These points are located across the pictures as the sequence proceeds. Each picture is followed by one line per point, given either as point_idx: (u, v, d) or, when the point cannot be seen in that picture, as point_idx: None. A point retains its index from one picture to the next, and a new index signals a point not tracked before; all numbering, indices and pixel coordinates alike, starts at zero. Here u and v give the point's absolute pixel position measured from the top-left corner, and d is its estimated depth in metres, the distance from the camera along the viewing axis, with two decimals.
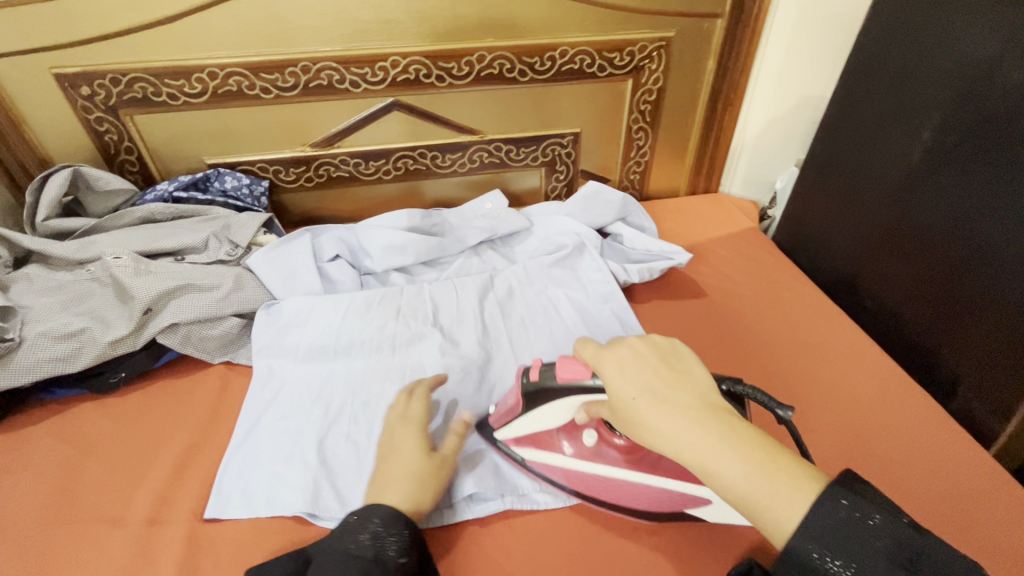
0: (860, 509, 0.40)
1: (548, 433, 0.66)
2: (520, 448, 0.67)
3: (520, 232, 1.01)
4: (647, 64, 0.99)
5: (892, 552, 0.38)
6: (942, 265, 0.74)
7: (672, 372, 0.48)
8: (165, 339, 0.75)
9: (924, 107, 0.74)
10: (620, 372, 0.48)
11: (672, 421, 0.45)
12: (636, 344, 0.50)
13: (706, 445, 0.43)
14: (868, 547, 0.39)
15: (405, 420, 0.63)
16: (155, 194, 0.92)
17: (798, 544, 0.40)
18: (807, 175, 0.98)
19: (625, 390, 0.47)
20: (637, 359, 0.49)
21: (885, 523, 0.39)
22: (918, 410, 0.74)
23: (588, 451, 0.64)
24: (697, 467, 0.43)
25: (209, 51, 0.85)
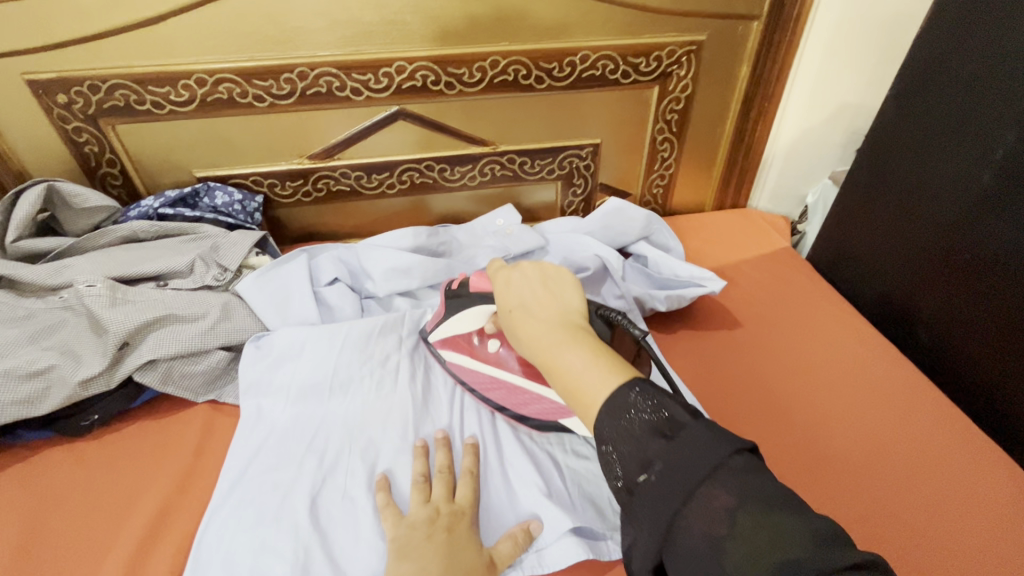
0: (649, 393, 0.40)
1: (461, 338, 0.69)
2: (443, 351, 0.72)
3: (534, 252, 0.93)
4: (675, 70, 0.91)
5: (665, 430, 0.38)
6: (1013, 300, 0.65)
7: (548, 294, 0.51)
8: (143, 377, 0.68)
9: (996, 121, 0.65)
10: (507, 290, 0.53)
11: (529, 324, 0.48)
12: (528, 269, 0.54)
13: (550, 342, 0.46)
14: (640, 421, 0.39)
15: (455, 509, 0.57)
16: (139, 211, 0.85)
17: (597, 424, 0.41)
18: (850, 191, 0.90)
19: (506, 304, 0.52)
20: (524, 280, 0.53)
21: (668, 405, 0.39)
22: (988, 463, 0.66)
23: (488, 354, 0.67)
24: (542, 360, 0.46)
25: (197, 55, 0.78)
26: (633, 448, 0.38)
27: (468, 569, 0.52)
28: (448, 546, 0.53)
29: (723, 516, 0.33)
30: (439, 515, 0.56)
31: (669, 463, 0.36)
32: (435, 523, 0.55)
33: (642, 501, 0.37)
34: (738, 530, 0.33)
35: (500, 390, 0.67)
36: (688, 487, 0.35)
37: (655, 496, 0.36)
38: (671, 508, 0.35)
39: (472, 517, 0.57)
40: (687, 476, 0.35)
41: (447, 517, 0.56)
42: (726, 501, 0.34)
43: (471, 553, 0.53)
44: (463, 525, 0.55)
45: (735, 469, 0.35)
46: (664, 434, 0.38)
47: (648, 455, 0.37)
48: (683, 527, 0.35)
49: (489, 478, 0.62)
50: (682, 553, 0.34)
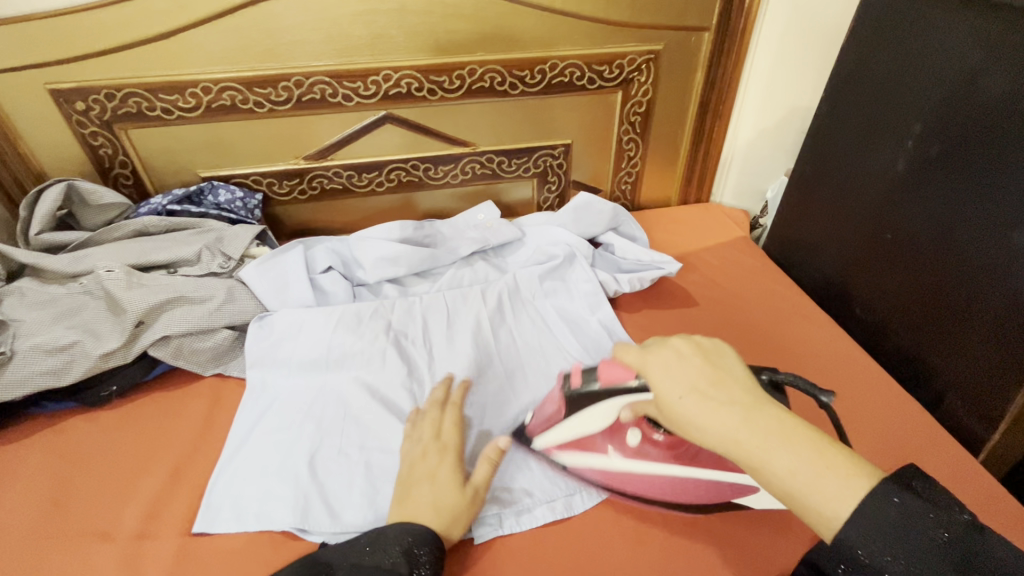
0: (913, 510, 0.42)
1: (593, 438, 0.67)
2: (563, 455, 0.68)
3: (512, 243, 1.02)
4: (637, 77, 1.01)
5: (959, 562, 0.40)
6: (928, 273, 0.74)
7: (715, 372, 0.49)
8: (156, 352, 0.75)
9: (907, 117, 0.75)
10: (668, 373, 0.50)
11: (722, 418, 0.46)
12: (679, 346, 0.52)
13: (754, 438, 0.44)
14: (922, 546, 0.41)
15: (440, 444, 0.64)
16: (149, 207, 0.92)
17: (852, 538, 0.42)
18: (796, 183, 0.99)
19: (673, 391, 0.49)
20: (683, 361, 0.50)
21: (945, 526, 0.41)
22: (907, 416, 0.74)
23: (634, 450, 0.65)
24: (749, 462, 0.45)
25: (203, 66, 0.87)
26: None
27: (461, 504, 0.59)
28: (432, 475, 0.61)
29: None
30: (435, 452, 0.63)
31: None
32: (426, 459, 0.62)
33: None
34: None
35: (648, 484, 0.64)
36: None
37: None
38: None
39: (457, 451, 0.63)
40: None
41: (433, 454, 0.63)
42: None
43: (456, 492, 0.59)
44: (449, 457, 0.62)
45: None
46: (956, 562, 0.40)
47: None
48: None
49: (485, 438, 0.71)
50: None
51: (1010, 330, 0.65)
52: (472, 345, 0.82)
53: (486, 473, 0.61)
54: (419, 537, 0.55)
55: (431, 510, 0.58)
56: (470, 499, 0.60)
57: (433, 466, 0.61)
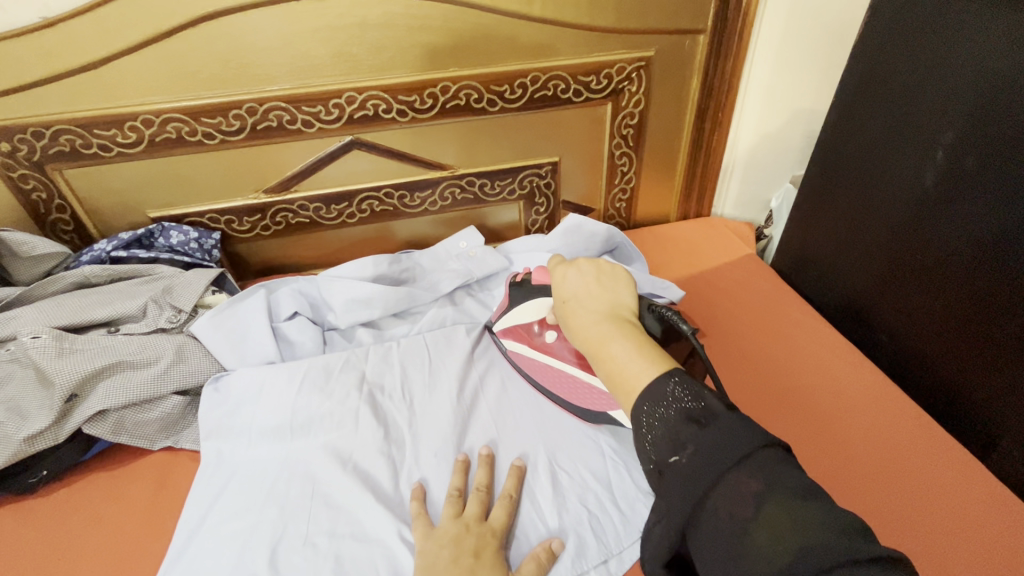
0: (690, 386, 0.43)
1: (524, 328, 0.73)
2: (506, 340, 0.76)
3: (498, 274, 0.93)
4: (627, 87, 0.92)
5: (698, 417, 0.41)
6: (966, 299, 0.66)
7: (601, 288, 0.56)
8: (93, 430, 0.66)
9: (935, 123, 0.66)
10: (562, 283, 0.58)
11: (580, 315, 0.54)
12: (583, 265, 0.59)
13: (598, 333, 0.51)
14: (679, 409, 0.42)
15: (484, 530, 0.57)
16: (91, 255, 0.83)
17: (635, 407, 0.44)
18: (807, 195, 0.90)
19: (561, 295, 0.57)
20: (578, 275, 0.58)
21: (705, 397, 0.42)
22: (954, 465, 0.65)
23: (547, 346, 0.69)
24: (592, 349, 0.51)
25: (142, 96, 0.77)
26: (668, 432, 0.41)
27: None
28: (475, 569, 0.53)
29: (750, 499, 0.36)
30: (468, 532, 0.56)
31: (701, 446, 0.39)
32: (462, 543, 0.55)
33: (672, 480, 0.39)
34: (764, 512, 0.35)
35: (557, 377, 0.69)
36: (717, 470, 0.37)
37: (683, 474, 0.38)
38: (702, 485, 0.38)
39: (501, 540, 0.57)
40: (717, 461, 0.38)
41: (474, 537, 0.56)
42: (754, 486, 0.36)
43: None
44: (491, 549, 0.55)
45: (769, 459, 0.37)
46: (697, 421, 0.41)
47: (681, 438, 0.40)
48: (713, 509, 0.37)
49: (539, 503, 0.62)
50: (708, 530, 0.37)
51: None
52: (455, 398, 0.72)
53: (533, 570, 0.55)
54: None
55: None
56: None
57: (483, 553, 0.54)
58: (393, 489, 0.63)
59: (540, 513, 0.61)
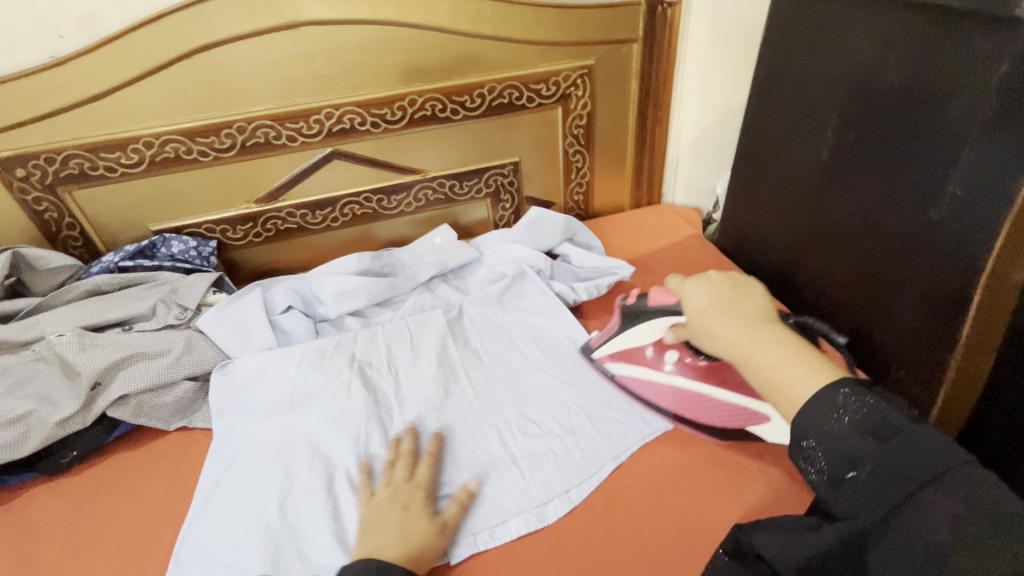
0: (863, 399, 0.46)
1: (639, 351, 0.77)
2: (612, 365, 0.79)
3: (471, 263, 1.03)
4: (574, 92, 1.04)
5: (877, 431, 0.45)
6: (862, 253, 0.77)
7: (737, 296, 0.60)
8: (116, 412, 0.74)
9: (823, 107, 0.79)
10: (695, 295, 0.62)
11: (722, 325, 0.57)
12: (714, 278, 0.63)
13: (747, 341, 0.54)
14: (852, 424, 0.46)
15: (414, 483, 0.64)
16: (101, 266, 0.92)
17: (798, 416, 0.48)
18: (736, 178, 1.02)
19: (697, 307, 0.60)
20: (711, 287, 0.62)
21: (883, 408, 0.45)
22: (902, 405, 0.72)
23: (667, 366, 0.75)
24: (738, 355, 0.54)
25: (144, 121, 0.87)
26: (842, 447, 0.46)
27: (420, 539, 0.58)
28: (405, 520, 0.60)
29: (946, 523, 0.40)
30: (409, 488, 0.63)
31: (883, 463, 0.44)
32: (395, 500, 0.62)
33: (850, 492, 0.45)
34: (963, 535, 0.39)
35: (684, 400, 0.73)
36: (907, 491, 0.42)
37: (868, 491, 0.44)
38: (888, 503, 0.43)
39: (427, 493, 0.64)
40: (907, 480, 0.42)
41: (405, 494, 0.63)
42: (950, 509, 0.40)
43: (424, 525, 0.60)
44: (417, 501, 0.62)
45: (969, 484, 0.41)
46: (875, 435, 0.45)
47: (858, 454, 0.45)
48: (901, 528, 0.42)
49: (506, 449, 0.71)
50: (894, 542, 0.42)
51: (934, 304, 0.68)
52: (435, 369, 0.82)
53: (456, 513, 0.63)
54: (389, 566, 0.54)
55: (399, 542, 0.57)
56: (433, 536, 0.59)
57: (412, 502, 0.62)
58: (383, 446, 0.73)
59: (462, 463, 0.70)
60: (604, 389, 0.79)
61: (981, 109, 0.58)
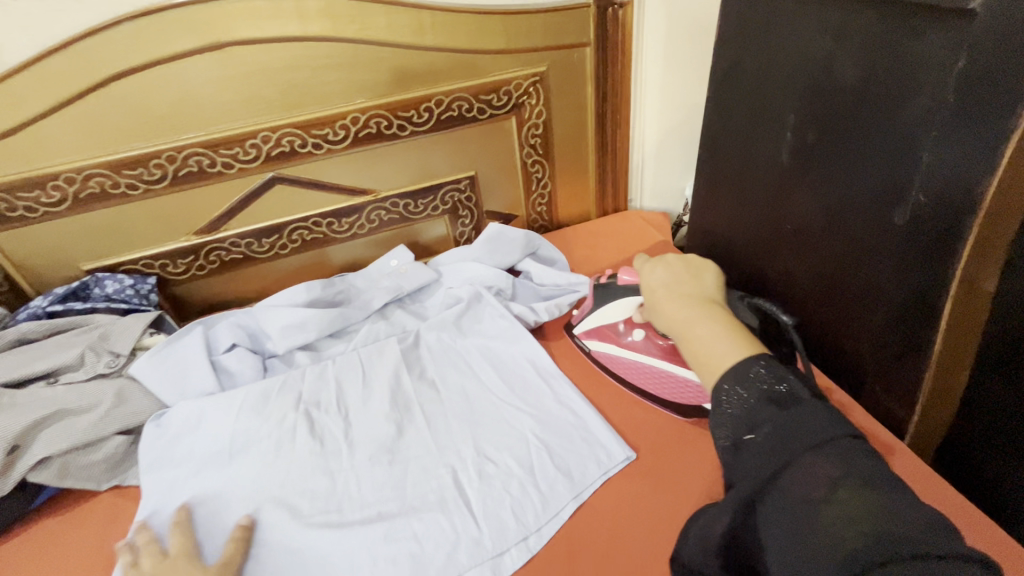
0: (775, 370, 0.47)
1: (610, 328, 0.80)
2: (588, 341, 0.83)
3: (428, 286, 0.98)
4: (527, 100, 1.00)
5: (780, 401, 0.44)
6: (828, 259, 0.73)
7: (690, 279, 0.62)
8: (37, 477, 0.68)
9: (780, 107, 0.75)
10: (653, 274, 0.64)
11: (672, 300, 0.59)
12: (672, 261, 0.65)
13: (687, 316, 0.56)
14: (759, 391, 0.45)
15: (167, 560, 0.60)
16: (28, 312, 0.86)
17: (716, 385, 0.48)
18: (701, 182, 0.97)
19: (651, 285, 0.62)
20: (670, 269, 0.63)
21: (790, 383, 0.45)
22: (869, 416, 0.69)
23: (635, 343, 0.77)
24: (677, 331, 0.56)
25: (63, 157, 0.81)
26: (747, 413, 0.45)
27: None
28: None
29: (823, 483, 0.38)
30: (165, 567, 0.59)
31: (778, 427, 0.42)
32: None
33: (745, 456, 0.43)
34: (836, 497, 0.37)
35: (646, 375, 0.76)
36: (793, 450, 0.41)
37: (761, 451, 0.42)
38: (774, 465, 0.41)
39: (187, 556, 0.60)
40: (796, 443, 0.41)
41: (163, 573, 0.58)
42: (830, 471, 0.39)
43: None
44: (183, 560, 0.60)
45: (851, 452, 0.40)
46: (777, 403, 0.44)
47: (759, 418, 0.44)
48: (784, 486, 0.40)
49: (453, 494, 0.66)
50: (776, 502, 0.40)
51: (904, 315, 0.64)
52: (385, 406, 0.77)
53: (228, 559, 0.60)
54: None
55: None
56: None
57: None
58: (325, 498, 0.67)
59: (301, 518, 0.65)
60: (568, 420, 0.74)
61: (938, 107, 0.55)
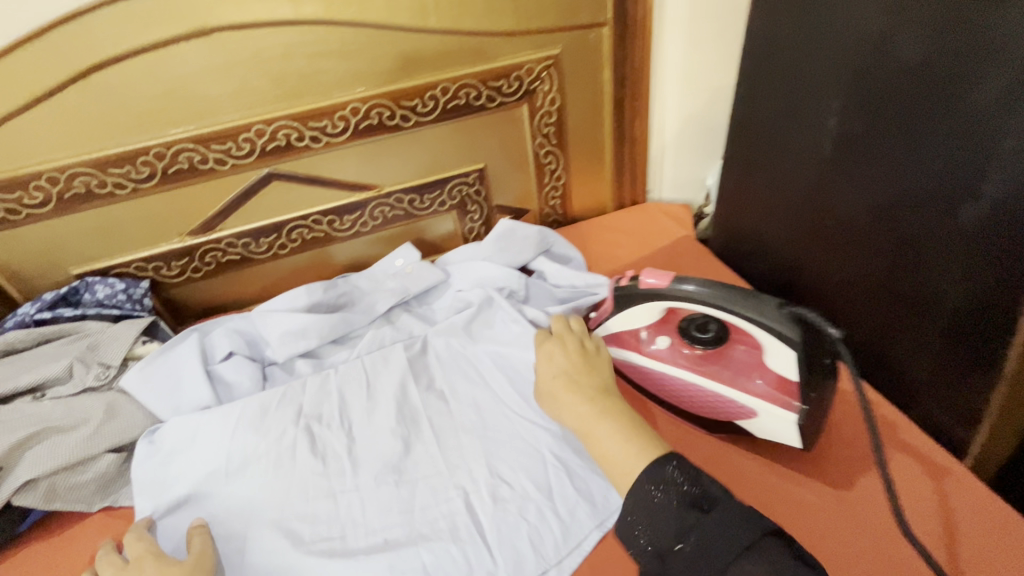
0: (688, 471, 0.48)
1: (631, 332, 0.70)
2: None
3: (436, 287, 0.92)
4: (539, 87, 0.93)
5: (696, 501, 0.47)
6: (875, 259, 0.66)
7: (585, 365, 0.62)
8: (23, 501, 0.65)
9: (822, 90, 0.67)
10: (549, 360, 0.64)
11: (568, 394, 0.59)
12: (568, 346, 0.65)
13: (590, 413, 0.57)
14: (677, 496, 0.47)
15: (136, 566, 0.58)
16: (15, 320, 0.81)
17: (636, 495, 0.49)
18: (728, 172, 0.90)
19: (549, 373, 0.62)
20: (565, 353, 0.64)
21: (702, 482, 0.48)
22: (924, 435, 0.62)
23: (658, 351, 0.68)
24: (582, 428, 0.57)
25: (44, 155, 0.76)
26: (671, 521, 0.46)
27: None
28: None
29: None
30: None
31: (703, 537, 0.45)
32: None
33: (677, 564, 0.45)
34: None
35: (667, 387, 0.67)
36: (721, 561, 0.43)
37: (691, 562, 0.44)
38: None
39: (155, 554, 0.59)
40: (726, 557, 0.43)
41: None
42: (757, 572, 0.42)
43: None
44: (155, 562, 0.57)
45: (769, 555, 0.43)
46: (698, 506, 0.47)
47: (683, 526, 0.46)
48: None
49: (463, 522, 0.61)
50: None
51: (967, 323, 0.58)
52: (391, 420, 0.71)
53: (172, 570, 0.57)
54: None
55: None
56: None
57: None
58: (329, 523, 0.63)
59: (303, 543, 0.61)
60: None
61: (1019, 89, 0.48)
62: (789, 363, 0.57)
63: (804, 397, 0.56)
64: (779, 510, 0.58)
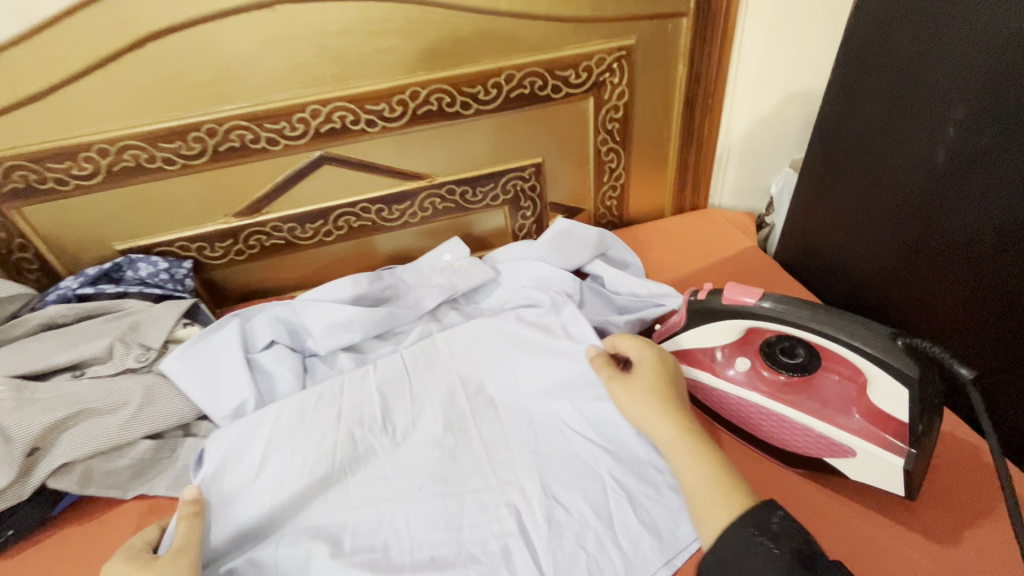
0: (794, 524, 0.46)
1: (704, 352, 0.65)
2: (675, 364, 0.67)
3: (486, 285, 0.88)
4: (608, 79, 0.87)
5: (804, 560, 0.44)
6: (992, 287, 0.60)
7: (675, 380, 0.61)
8: (59, 483, 0.63)
9: (943, 96, 0.60)
10: (643, 369, 0.61)
11: (644, 410, 0.58)
12: (656, 354, 0.63)
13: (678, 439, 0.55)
14: (789, 547, 0.44)
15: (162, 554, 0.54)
16: (57, 293, 0.79)
17: (735, 538, 0.46)
18: (808, 181, 0.83)
19: (644, 380, 0.60)
20: (658, 362, 0.62)
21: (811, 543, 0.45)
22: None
23: (734, 374, 0.63)
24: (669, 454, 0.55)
25: (95, 124, 0.73)
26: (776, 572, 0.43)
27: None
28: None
29: None
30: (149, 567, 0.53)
31: None
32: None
33: None
34: None
35: (742, 414, 0.62)
36: None
37: None
38: None
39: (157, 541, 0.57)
40: None
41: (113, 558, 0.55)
42: None
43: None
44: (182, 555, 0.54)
45: None
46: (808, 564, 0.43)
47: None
48: None
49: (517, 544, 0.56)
50: None
51: None
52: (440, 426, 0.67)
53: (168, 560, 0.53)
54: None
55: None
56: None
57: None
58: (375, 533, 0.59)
59: (344, 551, 0.57)
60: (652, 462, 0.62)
61: None
62: (900, 402, 0.51)
63: (915, 440, 0.51)
64: (873, 561, 0.52)
